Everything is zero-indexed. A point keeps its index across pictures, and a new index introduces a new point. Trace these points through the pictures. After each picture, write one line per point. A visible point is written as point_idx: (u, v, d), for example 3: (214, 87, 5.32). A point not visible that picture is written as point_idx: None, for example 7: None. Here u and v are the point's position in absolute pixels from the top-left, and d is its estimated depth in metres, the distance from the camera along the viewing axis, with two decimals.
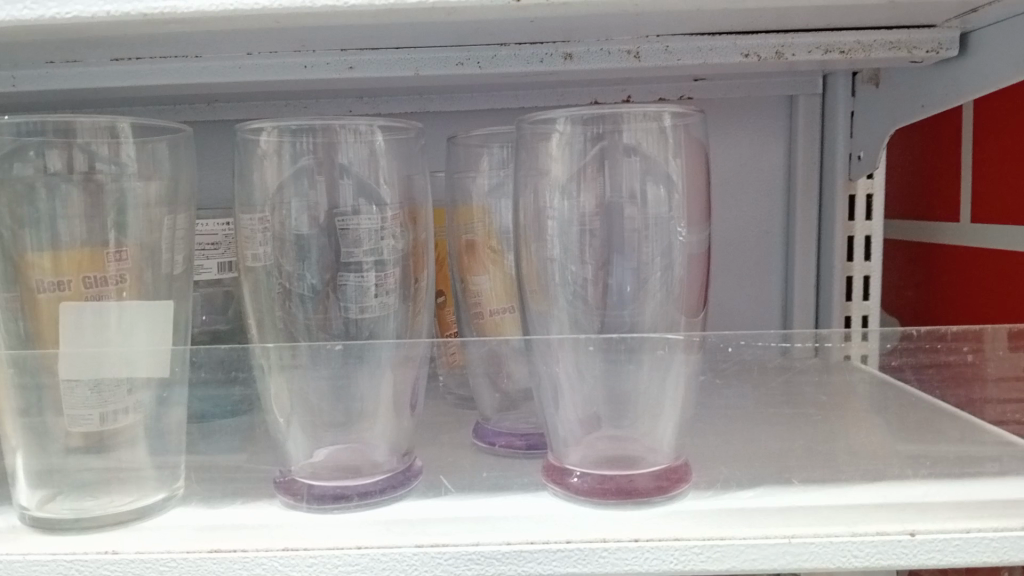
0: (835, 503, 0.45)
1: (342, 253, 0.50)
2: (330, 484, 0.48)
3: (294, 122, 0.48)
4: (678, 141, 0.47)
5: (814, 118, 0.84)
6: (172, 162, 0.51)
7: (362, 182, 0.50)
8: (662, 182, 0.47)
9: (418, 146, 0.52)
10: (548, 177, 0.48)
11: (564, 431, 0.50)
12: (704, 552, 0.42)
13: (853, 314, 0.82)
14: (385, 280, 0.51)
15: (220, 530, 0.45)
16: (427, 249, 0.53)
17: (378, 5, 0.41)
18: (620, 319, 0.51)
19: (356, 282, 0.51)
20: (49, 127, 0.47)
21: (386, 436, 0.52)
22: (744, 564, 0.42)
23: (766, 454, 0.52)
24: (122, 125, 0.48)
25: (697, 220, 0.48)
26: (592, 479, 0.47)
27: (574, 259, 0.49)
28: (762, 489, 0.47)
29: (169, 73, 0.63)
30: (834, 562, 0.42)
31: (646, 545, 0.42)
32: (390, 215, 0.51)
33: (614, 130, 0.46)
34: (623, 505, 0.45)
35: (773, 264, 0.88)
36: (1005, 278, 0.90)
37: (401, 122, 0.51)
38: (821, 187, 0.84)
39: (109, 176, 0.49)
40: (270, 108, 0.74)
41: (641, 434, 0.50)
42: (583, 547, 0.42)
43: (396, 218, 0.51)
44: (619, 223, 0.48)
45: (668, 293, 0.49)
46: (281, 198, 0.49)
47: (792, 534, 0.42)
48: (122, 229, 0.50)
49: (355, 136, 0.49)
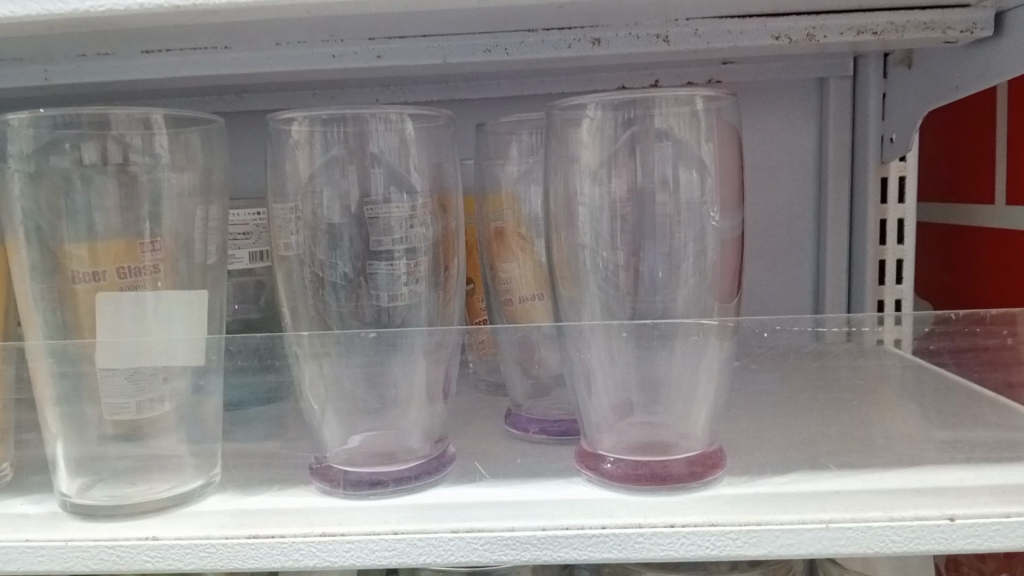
0: (871, 487, 0.45)
1: (374, 242, 0.50)
2: (365, 471, 0.48)
3: (324, 111, 0.48)
4: (711, 125, 0.46)
5: (846, 100, 0.83)
6: (204, 153, 0.51)
7: (394, 171, 0.50)
8: (694, 166, 0.47)
9: (449, 133, 0.52)
10: (580, 164, 0.48)
11: (598, 418, 0.50)
12: (740, 537, 0.41)
13: (886, 298, 0.82)
14: (417, 269, 0.52)
15: (258, 516, 0.46)
16: (458, 237, 0.53)
17: None
18: (650, 305, 0.51)
19: (387, 272, 0.51)
20: (85, 120, 0.47)
21: (420, 423, 0.53)
22: (781, 549, 0.42)
23: (800, 439, 0.52)
24: (156, 117, 0.48)
25: (730, 204, 0.48)
26: (625, 464, 0.47)
27: (605, 247, 0.49)
28: (797, 475, 0.47)
29: (199, 64, 0.63)
30: (872, 547, 0.41)
31: (682, 530, 0.42)
32: (421, 203, 0.51)
33: (645, 115, 0.46)
34: (658, 492, 0.45)
35: (804, 249, 0.87)
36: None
37: (432, 109, 0.51)
38: (854, 171, 0.83)
39: (143, 168, 0.49)
40: (298, 98, 0.75)
41: (675, 420, 0.50)
42: (618, 533, 0.42)
43: (427, 206, 0.51)
44: (650, 209, 0.48)
45: (701, 279, 0.49)
46: (313, 188, 0.50)
47: (829, 519, 0.42)
48: (157, 219, 0.50)
49: (385, 124, 0.49)
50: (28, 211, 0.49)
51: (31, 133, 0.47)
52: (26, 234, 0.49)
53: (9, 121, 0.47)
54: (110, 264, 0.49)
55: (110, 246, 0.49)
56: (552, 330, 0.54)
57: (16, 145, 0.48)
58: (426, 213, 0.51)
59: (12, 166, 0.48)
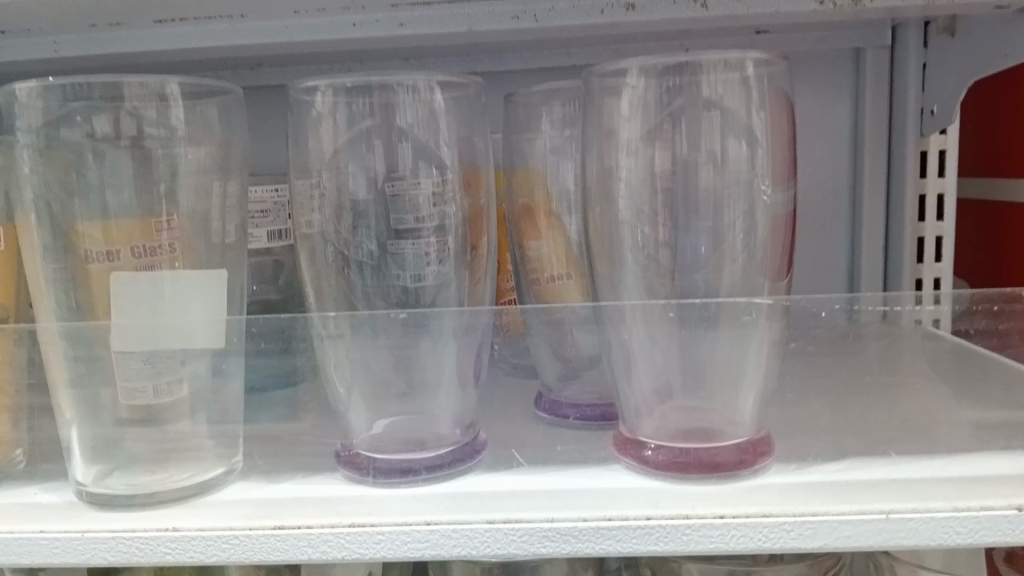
0: (930, 476, 0.42)
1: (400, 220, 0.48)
2: (394, 455, 0.46)
3: (353, 80, 0.46)
4: (762, 92, 0.44)
5: (882, 71, 0.79)
6: (223, 125, 0.49)
7: (422, 145, 0.48)
8: (744, 137, 0.44)
9: (481, 103, 0.49)
10: (617, 137, 0.46)
11: (636, 401, 0.48)
12: (794, 529, 0.39)
13: (924, 277, 0.79)
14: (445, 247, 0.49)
15: (283, 505, 0.43)
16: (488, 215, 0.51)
17: None
18: (691, 285, 0.48)
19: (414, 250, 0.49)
20: (97, 91, 0.45)
21: (452, 408, 0.50)
22: (837, 541, 0.39)
23: (850, 425, 0.49)
24: (172, 86, 0.46)
25: (782, 177, 0.45)
26: (668, 451, 0.44)
27: (645, 222, 0.46)
28: (849, 463, 0.45)
29: (214, 35, 0.60)
30: (934, 540, 0.39)
31: (732, 522, 0.39)
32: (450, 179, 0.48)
33: (692, 82, 0.43)
34: (704, 481, 0.43)
35: (839, 225, 0.83)
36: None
37: (461, 77, 0.48)
38: (891, 146, 0.80)
39: (159, 141, 0.47)
40: (316, 72, 0.72)
41: (719, 403, 0.48)
42: (665, 524, 0.39)
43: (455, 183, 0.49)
44: (694, 182, 0.45)
45: (750, 257, 0.47)
46: (336, 164, 0.47)
47: (889, 510, 0.39)
48: (173, 196, 0.48)
49: (413, 95, 0.47)
50: (39, 188, 0.46)
51: (41, 105, 0.45)
52: (38, 211, 0.47)
53: (19, 92, 0.45)
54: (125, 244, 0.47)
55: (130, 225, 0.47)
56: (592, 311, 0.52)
57: (26, 119, 0.45)
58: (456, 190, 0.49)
59: (22, 140, 0.46)
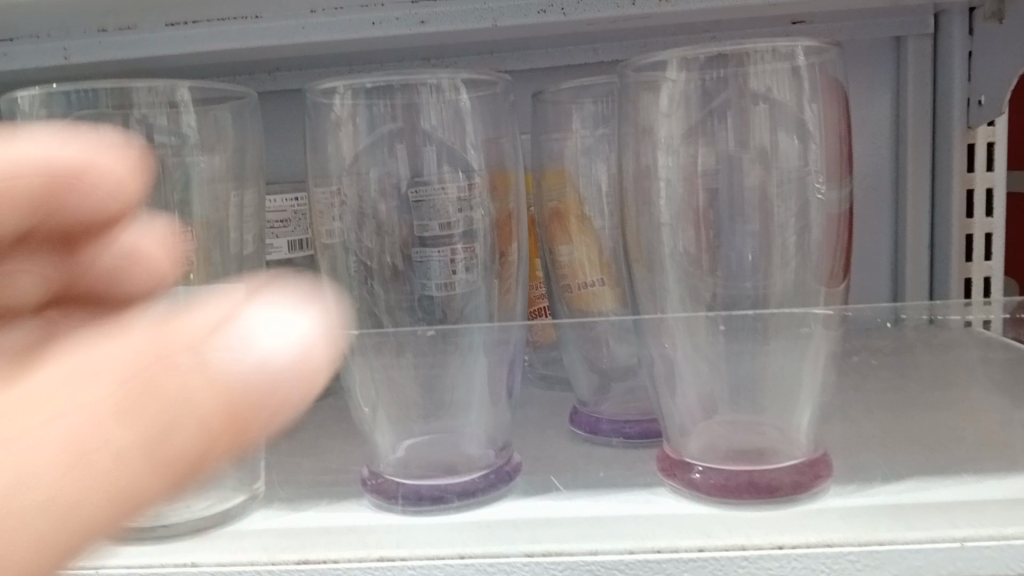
0: (1006, 495, 0.39)
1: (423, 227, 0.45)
2: (418, 482, 0.43)
3: (379, 79, 0.43)
4: (815, 83, 0.40)
5: (925, 60, 0.75)
6: (237, 132, 0.46)
7: (448, 148, 0.45)
8: (795, 130, 0.41)
9: (509, 102, 0.47)
10: (656, 137, 0.42)
11: (678, 420, 0.45)
12: (861, 560, 0.36)
13: (974, 276, 0.75)
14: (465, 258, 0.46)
15: (306, 535, 0.41)
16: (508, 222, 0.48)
17: None
18: (735, 293, 0.45)
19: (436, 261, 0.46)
20: (104, 96, 0.43)
21: (483, 427, 0.48)
22: (908, 573, 0.36)
23: (910, 440, 0.46)
24: (182, 89, 0.44)
25: (837, 172, 0.42)
26: (718, 474, 0.41)
27: (687, 224, 0.43)
28: (914, 482, 0.41)
29: (227, 37, 0.58)
30: (1014, 569, 0.35)
31: (793, 552, 0.36)
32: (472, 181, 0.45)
33: (738, 73, 0.40)
34: (759, 505, 0.39)
35: (881, 222, 0.79)
36: None
37: (488, 75, 0.45)
38: (935, 138, 0.75)
39: (170, 150, 0.45)
40: (334, 74, 0.70)
41: (772, 418, 0.45)
42: (719, 556, 0.36)
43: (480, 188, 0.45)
44: (739, 182, 0.42)
45: (804, 261, 0.43)
46: (358, 168, 0.45)
47: (964, 537, 0.36)
48: (187, 207, 0.46)
49: (437, 95, 0.44)
50: None
51: (44, 115, 0.43)
52: None
53: (22, 100, 0.43)
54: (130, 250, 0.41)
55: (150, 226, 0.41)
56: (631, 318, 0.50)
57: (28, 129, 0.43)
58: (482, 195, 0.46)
59: None
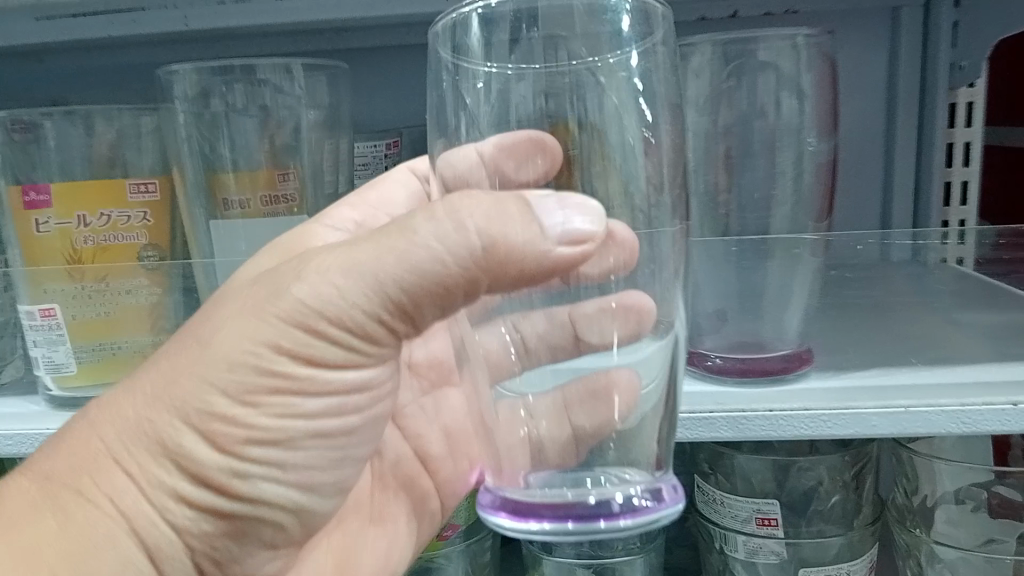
0: (951, 382, 0.51)
1: (600, 501, 0.37)
2: (713, 312, 0.58)
3: (741, 174, 0.55)
4: (809, 58, 0.52)
5: (917, 27, 0.82)
6: (329, 95, 0.61)
7: (799, 159, 0.54)
8: (794, 94, 0.53)
9: (770, 155, 0.54)
10: (687, 95, 0.54)
11: (702, 322, 0.58)
12: (831, 419, 0.49)
13: (951, 219, 0.84)
14: (311, 310, 0.36)
15: (441, 470, 0.56)
16: (497, 219, 0.33)
17: (550, 453, 0.43)
18: (748, 224, 0.56)
19: (658, 480, 0.39)
20: (236, 68, 0.59)
21: (710, 293, 0.58)
22: (865, 429, 0.49)
23: (881, 342, 0.58)
24: (295, 63, 0.59)
25: (827, 129, 0.54)
26: (731, 362, 0.54)
27: (708, 168, 0.55)
28: (879, 370, 0.53)
29: (325, 8, 0.68)
30: (947, 428, 0.48)
31: (781, 414, 0.49)
32: (514, 145, 0.39)
33: (750, 50, 0.52)
34: (760, 382, 0.53)
35: (875, 167, 0.85)
36: (997, 172, 0.91)
37: (772, 176, 0.55)
38: (922, 95, 0.83)
39: (284, 108, 0.60)
40: (408, 51, 0.79)
41: (767, 327, 0.57)
42: (728, 416, 0.50)
43: (616, 264, 0.41)
44: (752, 136, 0.54)
45: (798, 202, 0.56)
46: (394, 173, 0.58)
47: (909, 404, 0.49)
48: (292, 157, 0.60)
49: (763, 126, 0.54)
50: (196, 149, 0.59)
51: (195, 78, 0.59)
52: (194, 163, 0.59)
53: (177, 72, 0.58)
54: (439, 313, 0.37)
55: (333, 294, 0.36)
56: (728, 257, 0.56)
57: (183, 88, 0.59)
58: (643, 289, 0.42)
59: (180, 106, 0.59)
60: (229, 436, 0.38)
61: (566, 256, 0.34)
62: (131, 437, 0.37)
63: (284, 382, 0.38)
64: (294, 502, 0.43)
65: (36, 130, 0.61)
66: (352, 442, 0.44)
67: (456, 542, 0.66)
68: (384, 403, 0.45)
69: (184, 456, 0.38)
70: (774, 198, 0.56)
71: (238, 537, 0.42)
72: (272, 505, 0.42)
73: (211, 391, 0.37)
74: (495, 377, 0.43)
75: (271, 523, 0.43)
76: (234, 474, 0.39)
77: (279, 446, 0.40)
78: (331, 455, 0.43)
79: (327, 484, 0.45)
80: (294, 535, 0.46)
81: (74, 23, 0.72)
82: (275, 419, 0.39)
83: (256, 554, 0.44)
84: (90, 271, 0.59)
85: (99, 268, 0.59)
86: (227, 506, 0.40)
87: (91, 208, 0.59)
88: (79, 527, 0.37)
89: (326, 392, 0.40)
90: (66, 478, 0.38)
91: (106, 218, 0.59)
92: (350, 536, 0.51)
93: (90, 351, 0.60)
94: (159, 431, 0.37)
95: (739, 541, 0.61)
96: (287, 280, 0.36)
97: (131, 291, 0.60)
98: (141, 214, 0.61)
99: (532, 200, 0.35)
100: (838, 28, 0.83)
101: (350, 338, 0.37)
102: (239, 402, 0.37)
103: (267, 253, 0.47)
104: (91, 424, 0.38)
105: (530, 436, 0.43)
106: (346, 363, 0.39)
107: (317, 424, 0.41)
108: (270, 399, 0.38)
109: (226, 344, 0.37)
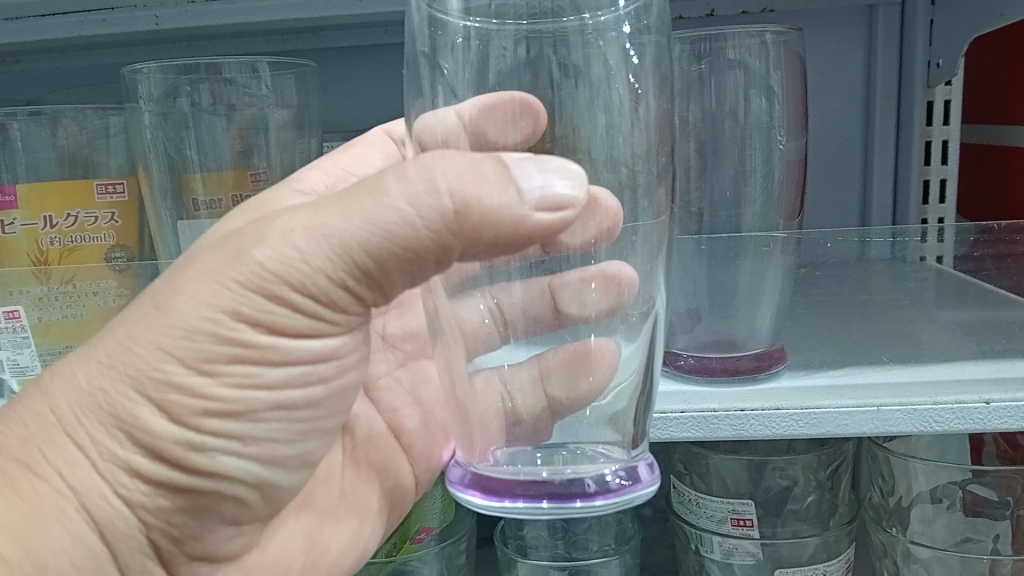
0: (922, 379, 0.50)
1: (575, 479, 0.37)
2: (684, 313, 0.58)
3: (711, 171, 0.55)
4: (778, 56, 0.52)
5: (894, 24, 0.81)
6: (299, 94, 0.60)
7: (769, 156, 0.54)
8: (763, 93, 0.52)
9: (739, 152, 0.54)
10: None
11: (672, 320, 0.58)
12: (801, 418, 0.48)
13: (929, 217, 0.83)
14: (272, 275, 0.35)
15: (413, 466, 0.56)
16: (470, 181, 0.32)
17: (527, 426, 0.43)
18: (718, 222, 0.56)
19: (635, 459, 0.39)
20: (201, 66, 0.57)
21: (682, 291, 0.58)
22: (837, 428, 0.48)
23: (854, 341, 0.58)
24: (261, 62, 0.58)
25: (797, 127, 0.54)
26: (703, 362, 0.54)
27: (679, 166, 0.54)
28: (851, 368, 0.53)
29: (297, 7, 0.68)
30: (916, 426, 0.48)
31: (752, 412, 0.49)
32: (496, 107, 0.38)
33: (718, 48, 0.52)
34: (730, 382, 0.52)
35: (852, 166, 0.85)
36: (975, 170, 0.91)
37: (740, 177, 0.55)
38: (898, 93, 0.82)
39: (251, 107, 0.59)
40: (384, 52, 0.79)
41: (740, 327, 0.57)
42: (696, 415, 0.49)
43: (597, 232, 0.39)
44: (721, 133, 0.53)
45: (768, 201, 0.55)
46: (369, 138, 0.58)
47: (880, 402, 0.48)
48: (263, 156, 0.60)
49: (732, 124, 0.53)
50: (161, 150, 0.59)
51: (159, 78, 0.57)
52: (159, 165, 0.59)
53: (141, 72, 0.57)
54: (408, 280, 0.36)
55: (293, 259, 0.35)
56: (699, 254, 0.57)
57: (147, 88, 0.57)
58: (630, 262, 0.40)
59: (145, 107, 0.58)
60: (187, 406, 0.37)
61: (546, 221, 0.33)
62: (82, 409, 0.37)
63: (244, 351, 0.37)
64: (256, 488, 0.42)
65: (2, 130, 0.59)
66: (320, 415, 0.43)
67: (430, 544, 0.66)
68: (353, 374, 0.43)
69: (138, 427, 0.37)
70: (745, 195, 0.55)
71: (196, 520, 0.41)
72: (232, 485, 0.41)
73: (166, 358, 0.36)
74: (471, 351, 0.41)
75: (232, 513, 0.43)
76: (192, 447, 0.38)
77: (240, 418, 0.39)
78: (295, 428, 0.42)
79: (292, 468, 0.44)
80: (257, 520, 0.45)
81: (46, 23, 0.71)
82: (236, 389, 0.38)
83: (218, 538, 0.44)
84: (58, 274, 0.58)
85: (66, 269, 0.58)
86: (184, 483, 0.39)
87: (57, 209, 0.59)
88: (25, 501, 0.37)
89: (290, 362, 0.39)
90: (16, 453, 0.37)
91: (73, 219, 0.59)
92: (318, 525, 0.51)
93: (56, 354, 0.58)
94: (113, 403, 0.36)
95: (714, 542, 0.60)
96: (249, 243, 0.36)
97: (98, 292, 0.59)
98: (110, 215, 0.61)
99: (509, 162, 0.34)
100: (814, 26, 0.83)
101: (314, 305, 0.36)
102: (195, 370, 0.37)
103: (233, 217, 0.45)
104: (42, 397, 0.37)
105: (504, 408, 0.43)
106: (310, 333, 0.38)
107: (282, 396, 0.40)
108: (229, 368, 0.37)
109: (184, 310, 0.36)
